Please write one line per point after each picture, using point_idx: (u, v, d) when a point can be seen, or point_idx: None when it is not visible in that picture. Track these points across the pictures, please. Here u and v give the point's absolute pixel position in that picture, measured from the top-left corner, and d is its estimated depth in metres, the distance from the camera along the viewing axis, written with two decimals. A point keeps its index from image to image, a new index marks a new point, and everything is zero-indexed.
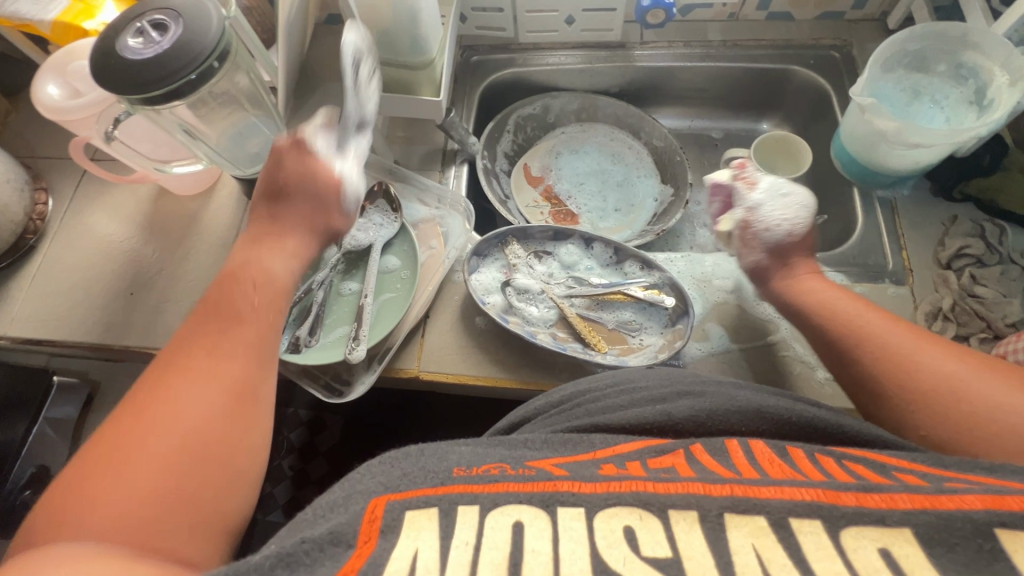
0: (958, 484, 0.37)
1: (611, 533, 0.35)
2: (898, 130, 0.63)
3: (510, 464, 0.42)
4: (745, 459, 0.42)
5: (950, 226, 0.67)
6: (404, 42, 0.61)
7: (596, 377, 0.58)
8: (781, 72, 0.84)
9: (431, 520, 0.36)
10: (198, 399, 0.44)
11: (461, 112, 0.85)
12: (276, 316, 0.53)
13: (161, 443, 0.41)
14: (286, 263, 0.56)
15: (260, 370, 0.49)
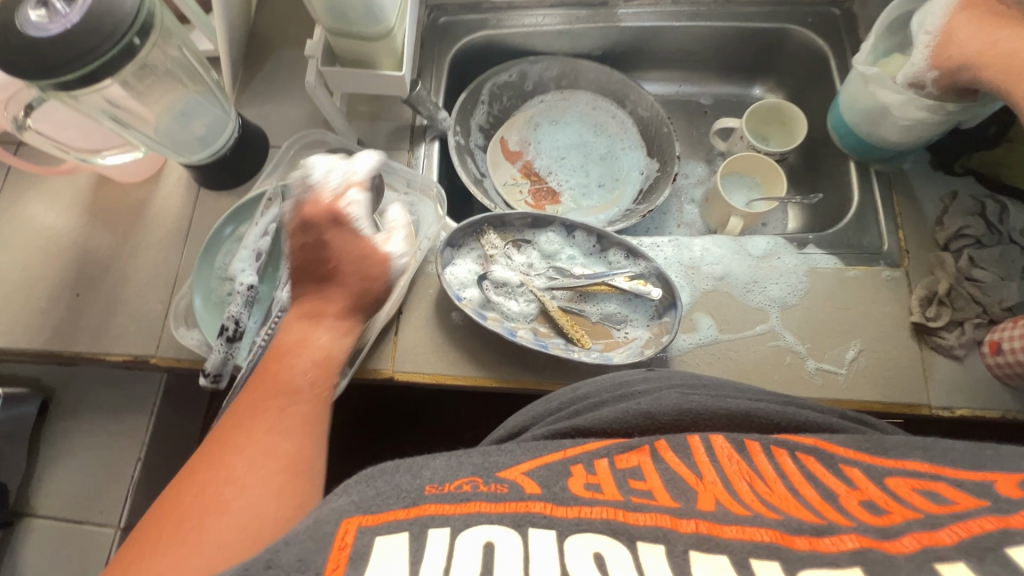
0: (897, 487, 0.37)
1: (575, 556, 0.32)
2: (906, 102, 0.59)
3: (482, 478, 0.38)
4: (705, 459, 0.41)
5: (950, 203, 0.64)
6: (357, 11, 0.53)
7: (596, 381, 0.52)
8: (777, 32, 0.78)
9: (401, 544, 0.32)
10: (250, 477, 0.42)
11: (431, 82, 0.78)
12: (328, 387, 0.50)
13: (205, 536, 0.39)
14: (334, 333, 0.51)
15: (311, 445, 0.47)
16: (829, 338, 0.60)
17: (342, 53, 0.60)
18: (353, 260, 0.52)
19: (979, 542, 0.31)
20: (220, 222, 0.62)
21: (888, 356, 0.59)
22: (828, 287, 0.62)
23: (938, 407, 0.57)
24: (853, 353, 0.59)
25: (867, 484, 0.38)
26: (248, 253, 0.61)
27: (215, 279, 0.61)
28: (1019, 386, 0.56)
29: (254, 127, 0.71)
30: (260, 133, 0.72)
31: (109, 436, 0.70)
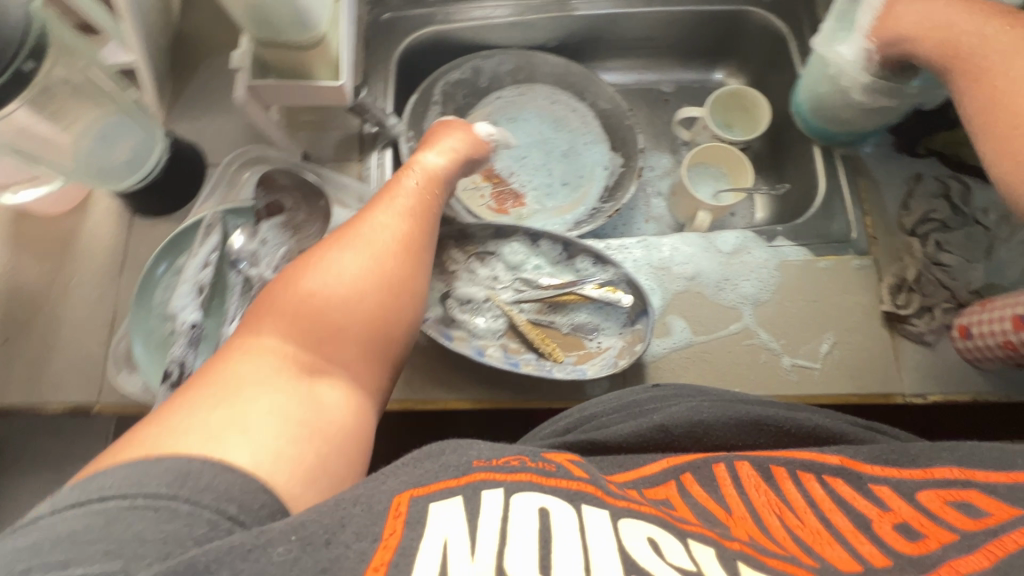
0: (930, 502, 0.36)
1: (631, 537, 0.31)
2: (867, 86, 0.57)
3: (528, 456, 0.38)
4: (736, 494, 0.38)
5: (914, 185, 0.63)
6: (284, 18, 0.48)
7: (599, 400, 0.50)
8: (734, 14, 0.75)
9: (457, 507, 0.31)
10: (370, 246, 0.49)
11: (378, 84, 0.73)
12: (433, 197, 0.56)
13: (333, 285, 0.45)
14: (441, 168, 0.59)
15: (419, 238, 0.52)
16: (803, 333, 0.59)
17: (275, 64, 0.54)
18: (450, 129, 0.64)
19: (1014, 560, 0.30)
20: (151, 261, 0.57)
21: (862, 346, 0.59)
22: (799, 279, 0.61)
23: (912, 394, 0.57)
24: (827, 347, 0.59)
25: (899, 505, 0.37)
26: (189, 287, 0.56)
27: (155, 318, 0.56)
28: (988, 369, 0.56)
29: (186, 144, 0.66)
30: (195, 151, 0.66)
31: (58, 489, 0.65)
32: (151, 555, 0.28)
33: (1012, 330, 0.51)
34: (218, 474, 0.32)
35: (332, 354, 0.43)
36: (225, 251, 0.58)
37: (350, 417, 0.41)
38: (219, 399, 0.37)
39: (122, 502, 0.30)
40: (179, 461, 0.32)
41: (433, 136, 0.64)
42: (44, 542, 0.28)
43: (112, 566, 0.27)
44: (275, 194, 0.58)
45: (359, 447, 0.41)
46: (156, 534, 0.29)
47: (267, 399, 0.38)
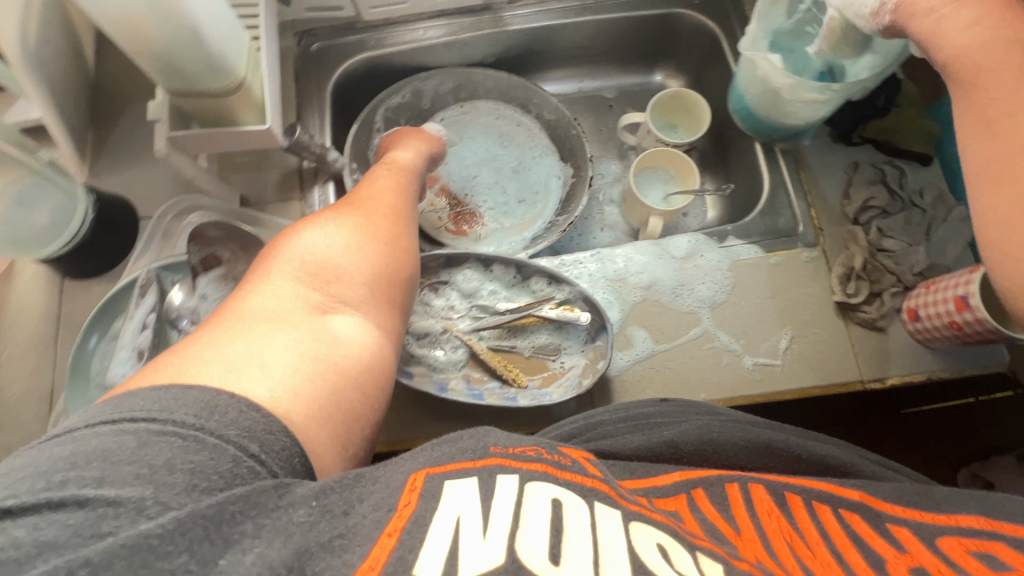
0: (950, 549, 0.34)
1: (641, 542, 0.29)
2: (794, 86, 0.58)
3: (545, 448, 0.34)
4: (750, 518, 0.36)
5: (853, 174, 0.65)
6: (193, 66, 0.46)
7: (609, 409, 0.49)
8: (666, 17, 0.75)
9: (470, 488, 0.29)
10: (361, 207, 0.50)
11: (314, 118, 0.70)
12: (410, 180, 0.59)
13: (331, 234, 0.46)
14: (412, 157, 0.63)
15: (406, 207, 0.54)
16: (761, 331, 0.60)
17: (195, 112, 0.52)
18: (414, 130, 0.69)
19: None
20: (81, 335, 0.54)
21: (819, 338, 0.59)
22: (753, 277, 0.62)
23: (870, 380, 0.58)
24: (786, 342, 0.59)
25: (917, 547, 0.34)
26: (127, 352, 0.53)
27: (94, 390, 0.53)
28: (940, 348, 0.57)
29: (113, 199, 0.62)
30: (124, 205, 0.63)
31: None
32: (179, 486, 0.27)
33: (956, 311, 0.52)
34: (241, 412, 0.31)
35: (341, 297, 0.42)
36: (164, 310, 0.55)
37: (364, 352, 0.40)
38: (234, 335, 0.36)
39: (151, 428, 0.28)
40: (205, 392, 0.31)
41: (406, 134, 0.67)
42: (80, 456, 0.27)
43: (143, 490, 0.26)
44: (210, 247, 0.55)
45: (373, 385, 0.40)
46: (184, 464, 0.28)
47: (285, 338, 0.37)
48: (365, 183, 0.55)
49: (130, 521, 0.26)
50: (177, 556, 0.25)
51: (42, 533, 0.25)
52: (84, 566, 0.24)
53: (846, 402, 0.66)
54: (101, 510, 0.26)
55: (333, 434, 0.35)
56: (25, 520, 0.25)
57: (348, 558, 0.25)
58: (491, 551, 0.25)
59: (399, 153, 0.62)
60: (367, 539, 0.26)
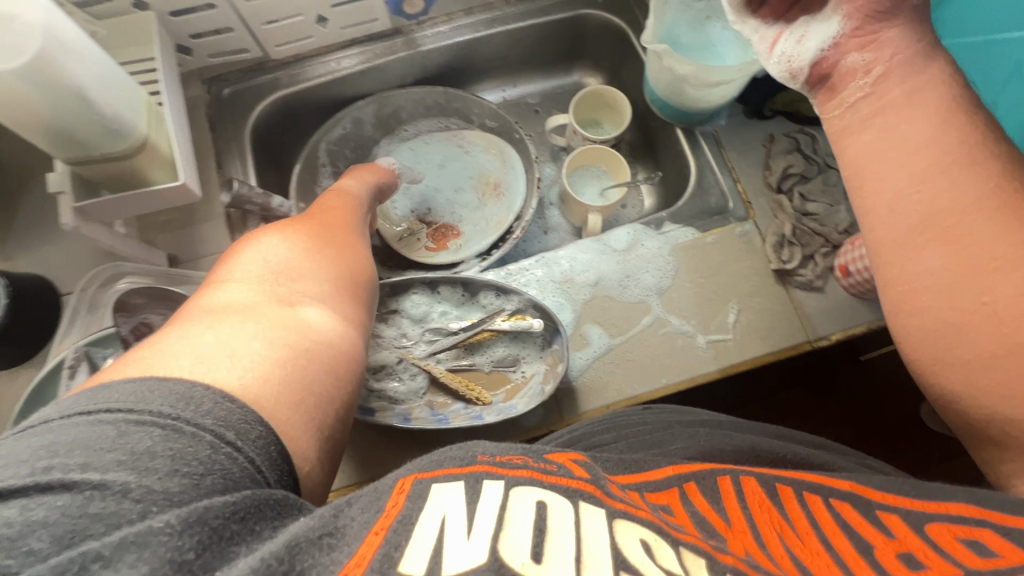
0: (939, 536, 0.32)
1: (624, 539, 0.27)
2: (697, 72, 0.61)
3: (531, 457, 0.32)
4: (740, 510, 0.34)
5: (770, 146, 0.68)
6: (84, 130, 0.44)
7: (593, 420, 0.49)
8: (575, 19, 0.77)
9: (457, 493, 0.27)
10: (314, 219, 0.50)
11: (235, 163, 0.69)
12: (359, 198, 0.60)
13: (290, 236, 0.45)
14: (359, 180, 0.63)
15: (358, 225, 0.54)
16: (709, 309, 0.61)
17: (99, 178, 0.50)
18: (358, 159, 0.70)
19: None
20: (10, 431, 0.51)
21: (764, 306, 0.61)
22: (693, 258, 0.64)
23: (817, 339, 0.60)
24: (734, 315, 0.61)
25: (907, 533, 0.33)
26: None
27: None
28: (871, 299, 0.60)
29: (27, 278, 0.58)
30: (40, 283, 0.59)
31: None
32: (162, 471, 0.25)
33: None
34: (219, 402, 0.29)
35: (306, 290, 0.41)
36: None
37: (335, 340, 0.39)
38: (204, 328, 0.34)
39: (129, 418, 0.26)
40: (180, 384, 0.29)
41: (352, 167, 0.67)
42: (60, 443, 0.25)
43: (127, 476, 0.25)
44: (138, 315, 0.53)
45: (344, 372, 0.39)
46: (166, 451, 0.26)
47: (255, 334, 0.35)
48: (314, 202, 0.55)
49: (118, 504, 0.24)
50: (184, 553, 0.23)
51: (32, 513, 0.23)
52: (96, 559, 0.22)
53: (799, 361, 0.68)
54: (88, 492, 0.24)
55: (305, 416, 0.34)
56: (14, 502, 0.23)
57: (337, 556, 0.25)
58: (476, 551, 0.24)
59: (346, 180, 0.62)
60: (355, 539, 0.25)
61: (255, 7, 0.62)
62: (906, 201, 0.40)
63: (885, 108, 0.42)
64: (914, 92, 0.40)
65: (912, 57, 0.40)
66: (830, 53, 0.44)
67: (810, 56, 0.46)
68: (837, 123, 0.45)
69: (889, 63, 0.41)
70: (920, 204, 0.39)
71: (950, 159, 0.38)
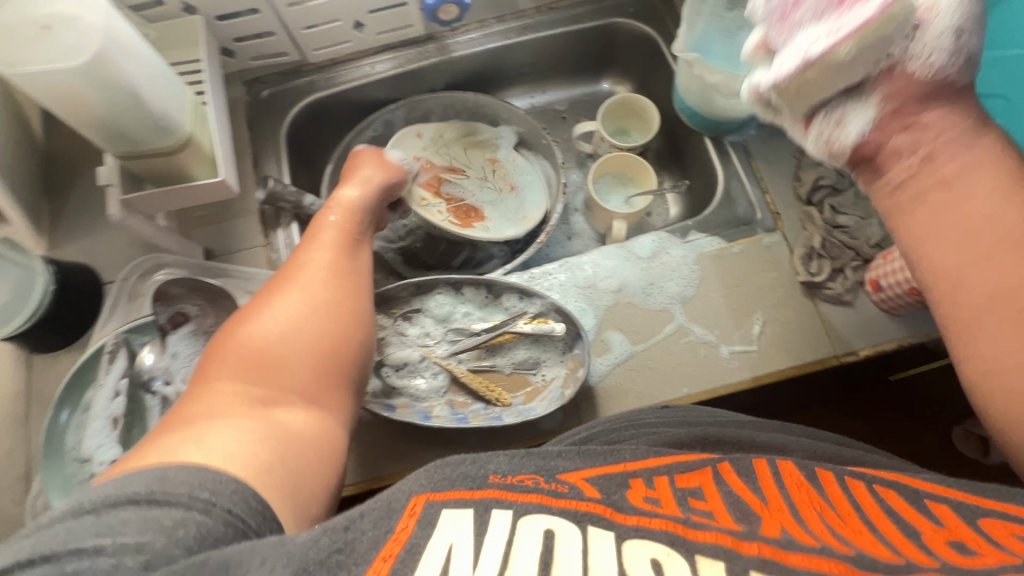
0: (994, 530, 0.31)
1: (634, 563, 0.28)
2: (727, 78, 0.61)
3: (543, 476, 0.34)
4: (777, 487, 0.35)
5: (800, 157, 0.67)
6: (138, 128, 0.46)
7: (606, 419, 0.48)
8: (606, 27, 0.78)
9: (466, 521, 0.30)
10: (307, 276, 0.48)
11: (271, 163, 0.71)
12: (360, 223, 0.56)
13: (278, 310, 0.45)
14: (364, 194, 0.59)
15: (355, 262, 0.52)
16: (733, 320, 0.61)
17: (143, 172, 0.52)
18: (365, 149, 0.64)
19: None
20: (51, 410, 0.52)
21: (791, 319, 0.61)
22: (718, 268, 0.63)
23: (845, 354, 0.59)
24: (759, 327, 0.60)
25: (956, 523, 0.32)
26: (102, 422, 0.52)
27: (71, 464, 0.51)
28: (904, 315, 0.58)
29: (74, 267, 0.61)
30: (85, 272, 0.62)
31: None
32: (129, 534, 0.28)
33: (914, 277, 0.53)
34: (193, 476, 0.32)
35: (286, 379, 0.42)
36: (135, 373, 0.55)
37: (307, 432, 0.41)
38: (185, 425, 0.37)
39: (107, 503, 0.30)
40: (158, 470, 0.32)
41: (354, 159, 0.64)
42: (42, 537, 0.28)
43: (101, 540, 0.28)
44: (176, 304, 0.55)
45: (320, 456, 0.41)
46: (137, 520, 0.29)
47: (233, 416, 0.38)
48: (312, 239, 0.52)
49: (95, 563, 0.27)
50: None
51: None
52: None
53: (825, 377, 0.67)
54: (66, 558, 0.27)
55: (284, 495, 0.36)
56: None
57: None
58: None
59: (347, 193, 0.58)
60: (363, 559, 0.28)
61: (298, 13, 0.65)
62: (966, 282, 0.35)
63: (935, 186, 0.37)
64: (967, 168, 0.36)
65: (959, 135, 0.37)
66: (872, 137, 0.39)
67: (853, 140, 0.40)
68: (886, 201, 0.40)
69: (934, 144, 0.37)
70: (987, 284, 0.35)
71: (1014, 238, 0.34)
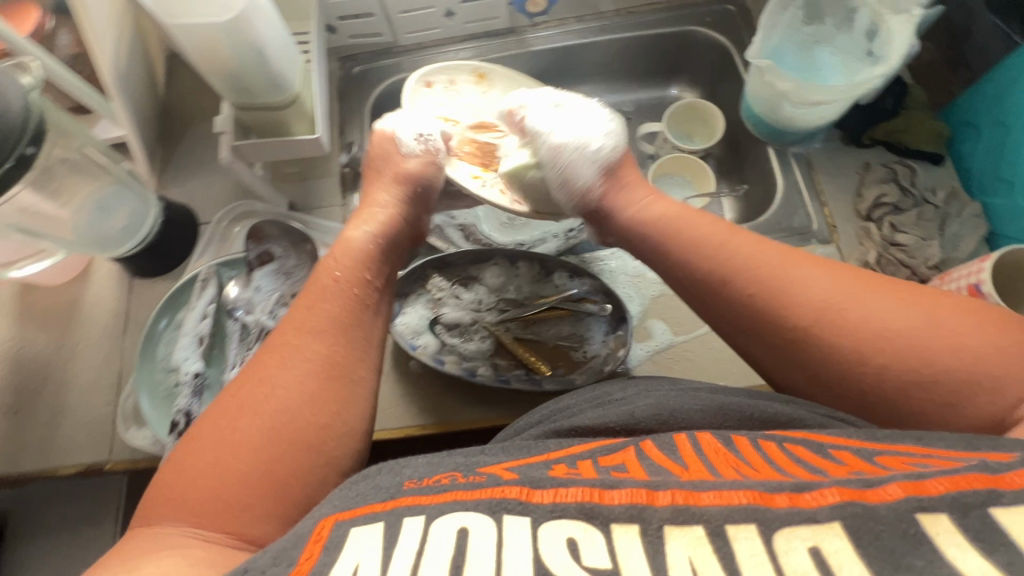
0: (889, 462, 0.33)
1: (548, 548, 0.28)
2: (797, 90, 0.61)
3: (462, 471, 0.35)
4: (691, 448, 0.36)
5: (864, 173, 0.67)
6: (257, 82, 0.53)
7: (574, 393, 0.50)
8: (681, 34, 0.80)
9: (378, 533, 0.30)
10: (285, 374, 0.41)
11: (355, 132, 0.77)
12: (365, 291, 0.48)
13: (248, 427, 0.39)
14: (373, 232, 0.53)
15: (347, 352, 0.44)
16: None
17: (253, 125, 0.58)
18: (388, 145, 0.60)
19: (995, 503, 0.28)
20: (153, 316, 0.60)
21: None
22: None
23: None
24: None
25: (856, 460, 0.33)
26: (190, 338, 0.59)
27: (159, 372, 0.59)
28: None
29: (178, 206, 0.69)
30: (187, 212, 0.70)
31: (73, 555, 0.66)
32: None
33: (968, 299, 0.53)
34: None
35: (244, 521, 0.36)
36: (221, 301, 0.61)
37: None
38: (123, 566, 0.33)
39: None
40: None
41: (365, 207, 0.57)
42: None
43: None
44: (265, 244, 0.62)
45: None
46: None
47: (183, 548, 0.34)
48: (305, 316, 0.45)
49: None
50: None
51: None
52: None
53: None
54: None
55: None
56: None
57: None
58: None
59: (356, 232, 0.53)
60: None
61: None
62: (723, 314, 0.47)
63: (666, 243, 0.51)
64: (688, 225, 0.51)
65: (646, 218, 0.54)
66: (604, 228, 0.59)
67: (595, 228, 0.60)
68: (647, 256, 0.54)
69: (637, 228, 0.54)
70: (739, 309, 0.45)
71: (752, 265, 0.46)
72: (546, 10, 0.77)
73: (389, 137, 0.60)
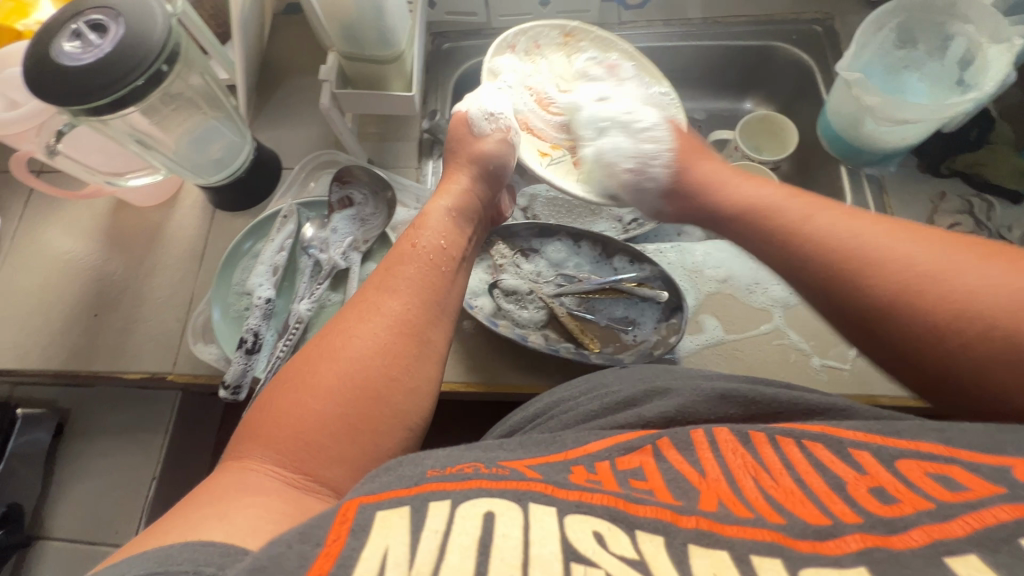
0: (909, 471, 0.33)
1: (576, 535, 0.29)
2: (884, 104, 0.61)
3: (483, 463, 0.35)
4: (711, 457, 0.37)
5: (939, 202, 0.67)
6: (369, 34, 0.57)
7: (575, 384, 0.51)
8: (763, 48, 0.82)
9: (404, 518, 0.29)
10: (362, 326, 0.44)
11: (437, 102, 0.81)
12: (444, 263, 0.51)
13: (329, 371, 0.41)
14: (450, 204, 0.56)
15: (422, 312, 0.46)
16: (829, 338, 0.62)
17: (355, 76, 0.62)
18: (461, 123, 0.62)
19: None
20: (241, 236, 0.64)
21: None
22: None
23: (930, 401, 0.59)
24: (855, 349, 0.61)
25: (878, 469, 0.34)
26: (266, 267, 0.63)
27: (233, 294, 0.63)
28: None
29: (267, 150, 0.73)
30: (274, 156, 0.74)
31: (121, 461, 0.70)
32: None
33: None
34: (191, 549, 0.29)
35: (317, 465, 0.37)
36: (298, 238, 0.65)
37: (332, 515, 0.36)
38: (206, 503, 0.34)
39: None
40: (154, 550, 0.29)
41: (446, 183, 0.60)
42: None
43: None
44: (347, 189, 0.66)
45: None
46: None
47: (263, 496, 0.35)
48: (393, 286, 0.47)
49: None
50: None
51: None
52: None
53: None
54: None
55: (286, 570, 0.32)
56: None
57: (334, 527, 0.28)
58: None
59: (437, 204, 0.56)
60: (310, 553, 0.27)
61: None
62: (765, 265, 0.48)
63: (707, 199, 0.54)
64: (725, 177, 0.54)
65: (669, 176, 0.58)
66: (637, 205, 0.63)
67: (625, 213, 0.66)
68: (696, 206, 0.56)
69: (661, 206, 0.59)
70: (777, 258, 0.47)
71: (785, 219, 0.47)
72: (642, 5, 0.82)
73: (461, 115, 0.63)
